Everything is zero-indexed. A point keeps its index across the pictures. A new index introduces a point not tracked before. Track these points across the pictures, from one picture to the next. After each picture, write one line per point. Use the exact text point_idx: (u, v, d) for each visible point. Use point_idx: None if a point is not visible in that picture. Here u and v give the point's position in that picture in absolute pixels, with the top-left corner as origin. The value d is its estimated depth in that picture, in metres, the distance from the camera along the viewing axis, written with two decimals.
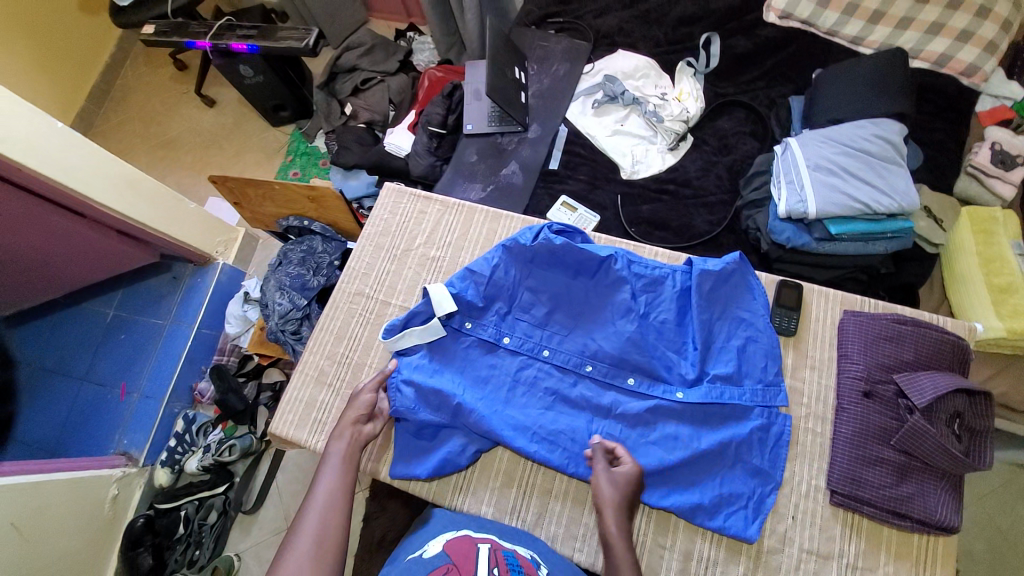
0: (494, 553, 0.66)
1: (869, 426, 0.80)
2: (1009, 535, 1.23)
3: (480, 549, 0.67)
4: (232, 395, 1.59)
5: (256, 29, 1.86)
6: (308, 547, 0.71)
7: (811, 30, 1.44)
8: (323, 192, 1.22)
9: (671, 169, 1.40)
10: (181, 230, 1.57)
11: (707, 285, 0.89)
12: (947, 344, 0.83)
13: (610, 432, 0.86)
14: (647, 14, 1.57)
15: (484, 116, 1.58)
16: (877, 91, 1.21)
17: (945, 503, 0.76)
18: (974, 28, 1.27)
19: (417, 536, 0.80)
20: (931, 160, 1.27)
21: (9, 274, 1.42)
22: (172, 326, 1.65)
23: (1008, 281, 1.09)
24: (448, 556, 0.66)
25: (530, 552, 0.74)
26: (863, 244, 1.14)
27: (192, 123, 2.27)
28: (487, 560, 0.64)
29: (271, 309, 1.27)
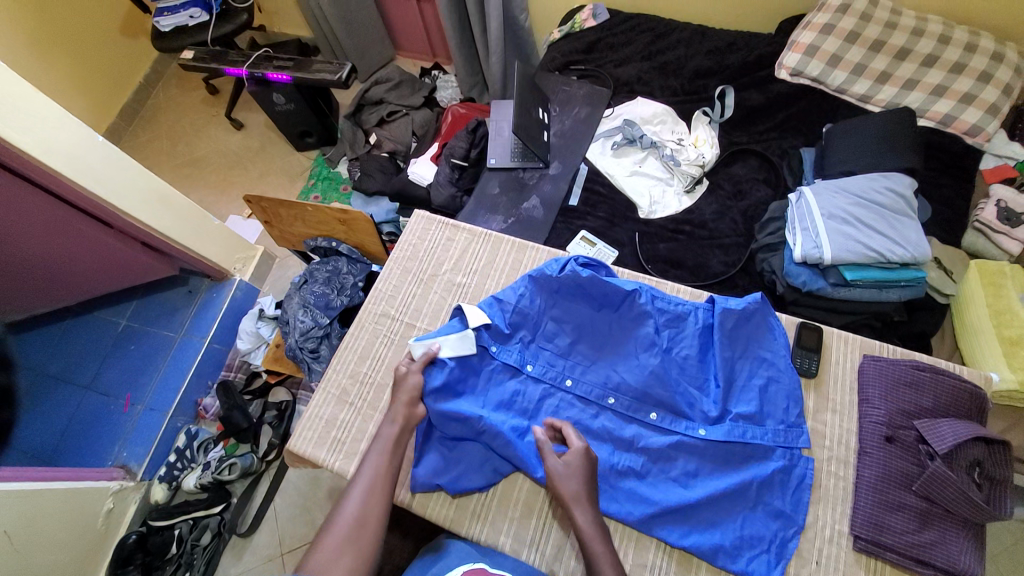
0: None
1: (892, 472, 0.80)
2: None
3: None
4: (236, 412, 1.57)
5: (292, 61, 1.96)
6: (350, 523, 0.71)
7: (821, 87, 1.50)
8: (354, 216, 1.26)
9: (687, 210, 1.45)
10: (204, 246, 1.60)
11: (729, 322, 0.91)
12: (967, 392, 0.84)
13: (631, 467, 0.85)
14: (665, 65, 1.67)
15: (508, 152, 1.64)
16: (886, 147, 1.27)
17: (972, 555, 0.75)
18: (977, 92, 1.35)
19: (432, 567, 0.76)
20: (938, 215, 1.32)
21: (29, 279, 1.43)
22: (183, 340, 1.66)
23: (1018, 334, 1.09)
24: None
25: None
26: (877, 291, 1.16)
27: (219, 144, 2.35)
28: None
29: (293, 325, 1.29)
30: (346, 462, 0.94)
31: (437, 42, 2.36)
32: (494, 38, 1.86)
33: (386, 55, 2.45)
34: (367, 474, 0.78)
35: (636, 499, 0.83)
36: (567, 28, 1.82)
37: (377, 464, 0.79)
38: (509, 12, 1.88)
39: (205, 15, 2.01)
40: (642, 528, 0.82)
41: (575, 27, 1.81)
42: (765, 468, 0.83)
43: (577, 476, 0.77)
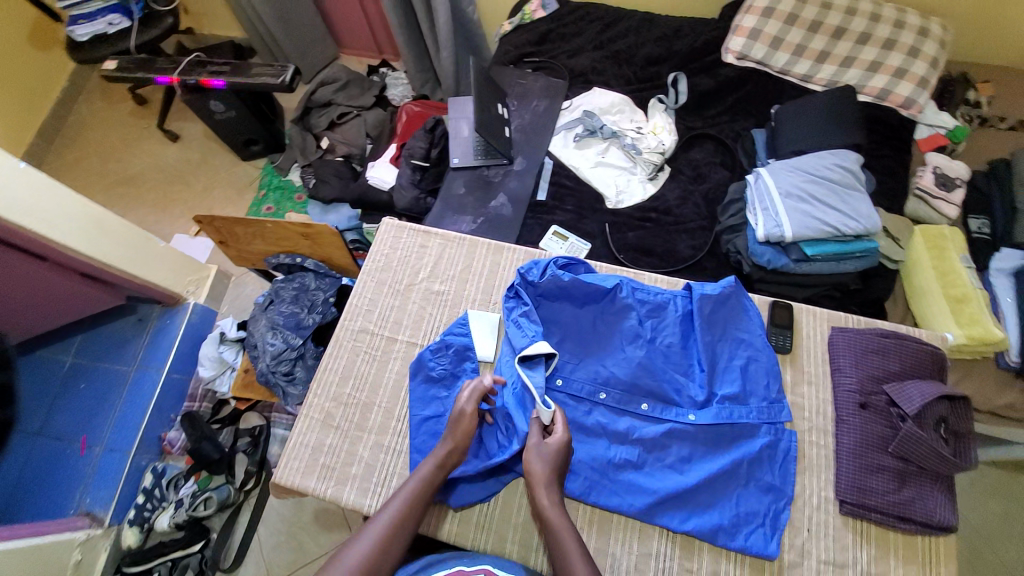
0: None
1: (868, 435, 0.86)
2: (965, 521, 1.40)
3: None
4: (207, 443, 1.47)
5: (228, 65, 1.83)
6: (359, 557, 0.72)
7: (766, 69, 1.56)
8: (318, 230, 1.21)
9: (652, 197, 1.47)
10: (151, 271, 1.48)
11: (707, 307, 0.94)
12: (927, 354, 0.91)
13: (628, 458, 0.87)
14: (617, 54, 1.68)
15: (470, 150, 1.61)
16: (832, 125, 1.34)
17: (942, 504, 0.82)
18: (907, 66, 1.44)
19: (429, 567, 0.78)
20: (882, 185, 1.41)
21: None
22: (138, 373, 1.54)
23: (963, 292, 1.21)
24: None
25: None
26: (836, 263, 1.23)
27: (155, 159, 2.18)
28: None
29: (263, 349, 1.22)
30: (338, 489, 0.90)
31: (382, 37, 2.27)
32: (443, 33, 1.82)
33: (329, 53, 2.33)
34: (390, 516, 0.77)
35: (637, 489, 0.85)
36: (517, 20, 1.80)
37: (404, 506, 0.78)
38: (456, 4, 1.83)
39: (126, 21, 1.85)
40: (644, 517, 0.84)
41: (525, 19, 1.79)
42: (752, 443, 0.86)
43: (547, 461, 0.81)
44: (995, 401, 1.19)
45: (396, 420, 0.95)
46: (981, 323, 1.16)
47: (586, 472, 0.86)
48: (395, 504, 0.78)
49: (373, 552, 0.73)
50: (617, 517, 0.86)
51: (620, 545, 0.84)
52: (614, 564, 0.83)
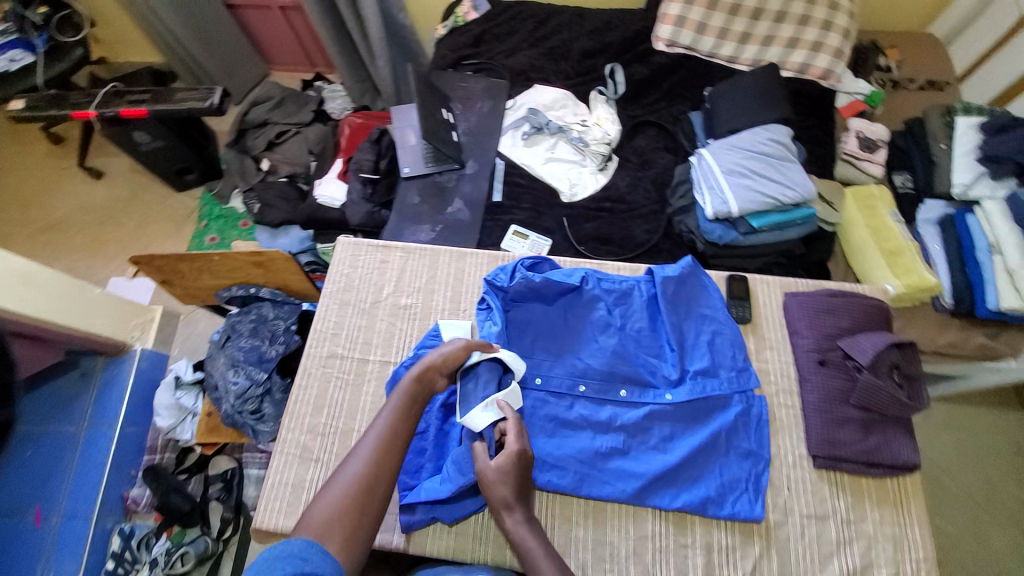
0: None
1: (831, 390, 0.92)
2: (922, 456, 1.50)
3: None
4: (175, 494, 1.40)
5: (149, 93, 1.71)
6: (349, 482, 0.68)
7: (694, 54, 1.63)
8: (270, 257, 1.15)
9: (604, 187, 1.50)
10: (90, 320, 1.37)
11: (670, 288, 0.98)
12: (873, 307, 0.97)
13: (615, 446, 0.88)
14: (553, 50, 1.70)
15: (420, 157, 1.59)
16: (762, 101, 1.41)
17: (902, 444, 0.88)
18: (822, 40, 1.54)
19: None
20: (813, 153, 1.51)
21: None
22: (90, 431, 1.42)
23: (897, 245, 1.31)
24: None
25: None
26: (781, 231, 1.30)
27: (78, 200, 2.02)
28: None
29: (227, 390, 1.16)
30: None
31: (312, 51, 2.19)
32: (377, 42, 1.78)
33: (258, 71, 2.24)
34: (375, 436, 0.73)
35: (627, 475, 0.87)
36: (451, 23, 1.79)
37: (388, 424, 0.74)
38: (387, 11, 1.79)
39: (30, 56, 1.69)
40: (636, 501, 0.86)
41: (458, 22, 1.79)
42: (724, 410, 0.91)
43: (507, 482, 0.75)
44: (936, 341, 1.30)
45: None
46: (916, 272, 1.26)
47: (575, 466, 0.87)
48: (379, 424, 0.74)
49: (364, 476, 0.68)
50: (611, 505, 0.88)
51: (617, 532, 0.86)
52: (614, 552, 0.85)
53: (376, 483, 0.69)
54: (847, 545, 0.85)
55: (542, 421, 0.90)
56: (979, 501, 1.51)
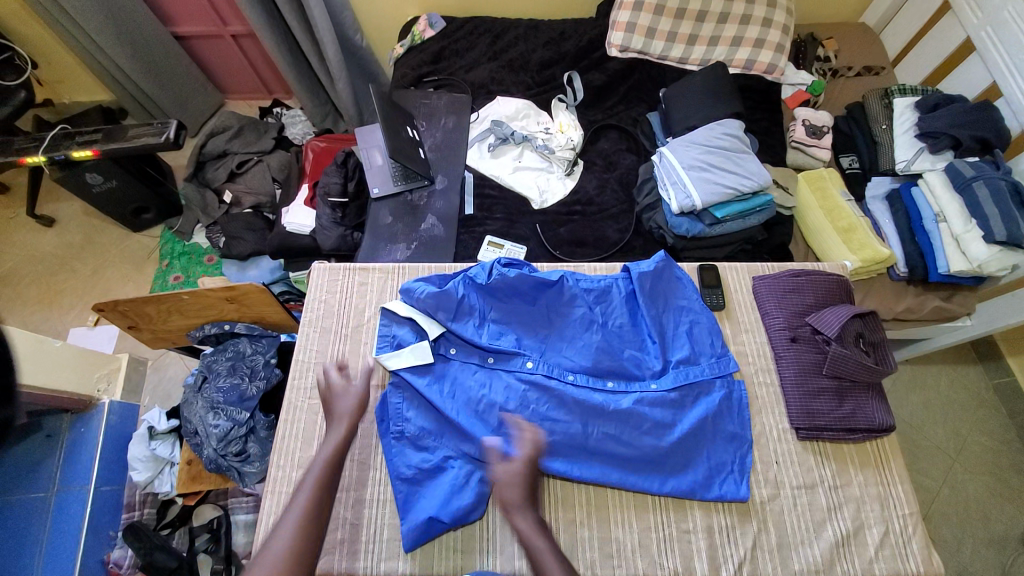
0: None
1: (805, 364, 0.96)
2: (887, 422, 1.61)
3: None
4: (161, 553, 1.33)
5: (100, 132, 1.65)
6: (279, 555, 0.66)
7: (647, 57, 1.70)
8: (243, 290, 1.12)
9: (573, 191, 1.54)
10: (53, 377, 1.30)
11: (646, 283, 1.01)
12: (834, 282, 1.04)
13: (607, 432, 0.89)
14: (511, 62, 1.74)
15: (388, 177, 1.59)
16: (715, 97, 1.48)
17: (877, 408, 0.93)
18: (763, 37, 1.64)
19: None
20: (765, 143, 1.60)
21: None
22: (61, 495, 1.35)
23: (848, 223, 1.39)
24: None
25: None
26: (743, 220, 1.36)
27: (27, 250, 1.92)
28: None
29: (207, 434, 1.12)
30: (328, 559, 0.85)
31: (269, 78, 2.17)
32: (335, 66, 1.78)
33: (213, 102, 2.19)
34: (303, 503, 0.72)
35: (619, 456, 0.89)
36: (408, 42, 1.81)
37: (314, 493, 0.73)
38: (342, 34, 1.80)
39: None
40: (627, 481, 0.88)
41: (416, 40, 1.80)
42: (702, 390, 0.95)
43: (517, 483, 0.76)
44: (895, 307, 1.38)
45: (374, 470, 0.92)
46: (870, 246, 1.35)
47: (566, 450, 0.89)
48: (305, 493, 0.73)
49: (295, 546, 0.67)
50: (612, 499, 0.89)
51: (622, 527, 0.87)
52: (619, 546, 0.86)
53: (305, 555, 0.67)
54: (837, 510, 0.89)
55: (533, 407, 0.91)
56: (950, 452, 1.61)
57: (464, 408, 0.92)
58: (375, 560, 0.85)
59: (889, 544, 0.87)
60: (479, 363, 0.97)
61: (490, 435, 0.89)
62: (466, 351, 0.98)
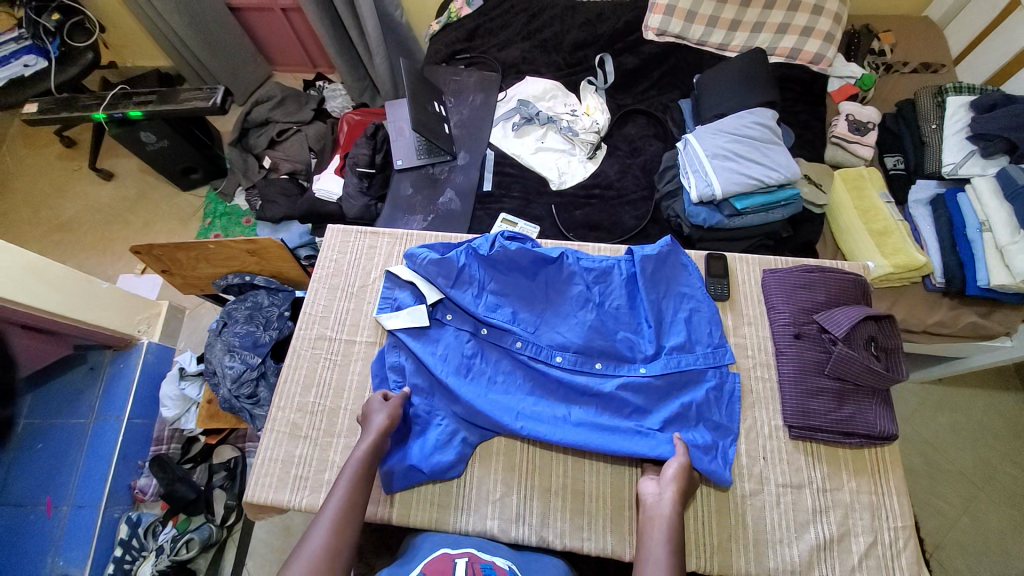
0: (471, 564, 0.73)
1: (806, 362, 0.93)
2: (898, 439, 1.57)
3: (458, 562, 0.73)
4: (181, 484, 1.45)
5: (154, 94, 1.76)
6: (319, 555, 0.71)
7: (684, 42, 1.64)
8: (263, 245, 1.19)
9: (593, 175, 1.53)
10: (98, 314, 1.42)
11: (648, 266, 0.99)
12: (850, 281, 0.99)
13: (588, 412, 0.93)
14: (544, 43, 1.73)
15: (413, 150, 1.63)
16: (750, 85, 1.41)
17: (880, 415, 0.89)
18: (812, 25, 1.55)
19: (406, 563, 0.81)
20: (801, 137, 1.52)
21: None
22: (98, 423, 1.49)
23: (885, 225, 1.30)
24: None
25: (509, 562, 0.80)
26: (765, 213, 1.30)
27: (89, 200, 2.10)
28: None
29: (223, 374, 1.21)
30: (313, 496, 0.91)
31: (313, 52, 2.25)
32: (373, 40, 1.82)
33: (261, 73, 2.30)
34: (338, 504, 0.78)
35: (595, 432, 0.90)
36: (444, 19, 1.84)
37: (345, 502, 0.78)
38: (382, 10, 1.83)
39: (43, 61, 1.77)
40: (608, 455, 0.88)
41: (452, 18, 1.83)
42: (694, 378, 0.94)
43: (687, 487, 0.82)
44: (926, 319, 1.30)
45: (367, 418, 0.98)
46: (904, 251, 1.26)
47: (548, 422, 0.92)
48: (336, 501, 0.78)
49: (330, 541, 0.73)
50: (590, 475, 0.91)
51: (595, 503, 0.89)
52: (591, 522, 0.88)
53: (337, 552, 0.73)
54: (823, 514, 0.87)
55: (518, 382, 0.96)
56: (975, 481, 1.50)
57: (452, 372, 0.95)
58: None
59: (875, 555, 0.84)
60: (472, 333, 1.00)
61: (475, 398, 0.92)
62: (462, 318, 1.00)
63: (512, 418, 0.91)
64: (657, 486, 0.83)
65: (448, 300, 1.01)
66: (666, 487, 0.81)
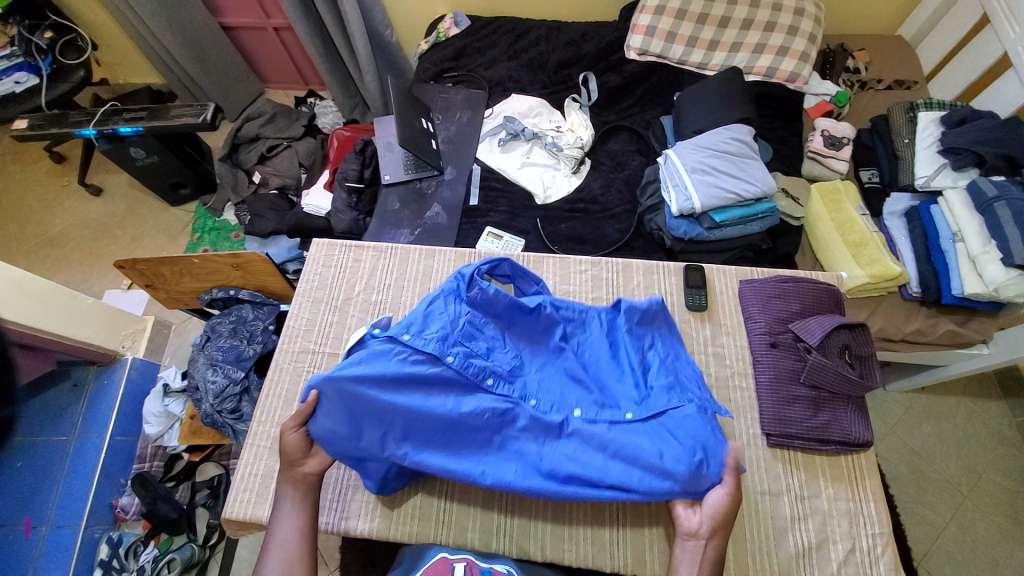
0: None
1: (782, 370, 0.95)
2: (882, 448, 1.58)
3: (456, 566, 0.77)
4: (162, 504, 1.42)
5: (145, 110, 1.77)
6: None
7: (665, 61, 1.68)
8: (246, 258, 1.20)
9: (578, 190, 1.56)
10: (83, 330, 1.42)
11: (630, 320, 0.99)
12: (824, 291, 1.02)
13: (568, 454, 0.86)
14: (530, 62, 1.77)
15: (401, 166, 1.66)
16: (728, 102, 1.46)
17: (855, 422, 0.91)
18: (788, 44, 1.60)
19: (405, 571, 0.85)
20: (779, 152, 1.56)
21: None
22: (80, 441, 1.47)
23: (860, 237, 1.34)
24: None
25: (507, 565, 0.83)
26: (744, 225, 1.33)
27: (76, 216, 2.09)
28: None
29: (205, 389, 1.21)
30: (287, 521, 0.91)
31: (305, 69, 2.29)
32: (363, 59, 1.86)
33: (253, 90, 2.33)
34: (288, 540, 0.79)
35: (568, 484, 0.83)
36: (432, 39, 1.87)
37: (295, 544, 0.79)
38: (372, 30, 1.88)
39: (35, 78, 1.79)
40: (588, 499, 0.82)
41: (440, 37, 1.87)
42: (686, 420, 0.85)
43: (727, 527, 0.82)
44: (904, 329, 1.32)
45: None
46: (879, 262, 1.30)
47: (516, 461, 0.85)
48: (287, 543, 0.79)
49: None
50: (571, 511, 0.92)
51: (575, 512, 0.92)
52: (572, 532, 0.91)
53: None
54: (802, 522, 0.88)
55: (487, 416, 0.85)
56: (961, 490, 1.51)
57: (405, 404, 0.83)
58: (337, 518, 0.93)
59: (853, 563, 0.85)
60: (432, 360, 0.87)
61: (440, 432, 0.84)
62: (418, 341, 0.87)
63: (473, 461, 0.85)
64: (698, 514, 0.82)
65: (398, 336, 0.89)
66: (699, 510, 0.83)
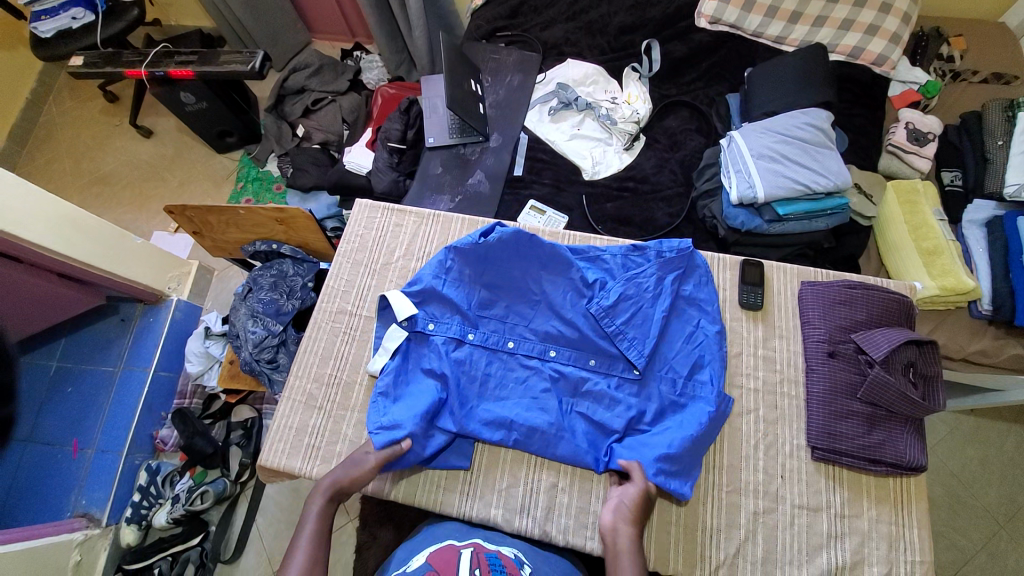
0: (477, 556, 0.69)
1: (838, 382, 0.91)
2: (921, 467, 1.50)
3: (463, 554, 0.70)
4: (199, 438, 1.50)
5: (195, 54, 1.76)
6: None
7: (739, 32, 1.55)
8: (292, 214, 1.21)
9: (628, 167, 1.47)
10: (133, 269, 1.47)
11: (673, 283, 0.97)
12: (894, 303, 0.95)
13: (584, 410, 0.93)
14: (590, 25, 1.65)
15: (445, 128, 1.60)
16: (805, 83, 1.33)
17: (911, 445, 0.86)
18: (879, 22, 1.43)
19: (416, 541, 0.84)
20: (855, 143, 1.42)
21: (8, 318, 1.30)
22: (124, 372, 1.54)
23: (935, 244, 1.23)
24: (431, 564, 0.68)
25: (515, 551, 0.80)
26: (808, 222, 1.24)
27: (128, 156, 2.15)
28: (468, 563, 0.67)
29: (246, 338, 1.25)
30: (322, 467, 0.96)
31: (354, 21, 2.23)
32: (414, 13, 1.77)
33: (301, 39, 2.29)
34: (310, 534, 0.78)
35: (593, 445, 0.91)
36: None
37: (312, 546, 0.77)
38: None
39: (90, 14, 1.81)
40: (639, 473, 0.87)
41: None
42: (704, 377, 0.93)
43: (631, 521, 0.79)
44: (967, 348, 1.22)
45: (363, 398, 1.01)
46: (952, 274, 1.19)
47: (542, 431, 0.91)
48: (307, 534, 0.78)
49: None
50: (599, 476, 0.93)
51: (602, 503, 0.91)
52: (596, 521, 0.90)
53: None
54: (838, 540, 0.85)
55: (497, 415, 0.93)
56: (999, 519, 1.43)
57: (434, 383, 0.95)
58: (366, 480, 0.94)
59: None
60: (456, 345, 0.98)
61: (457, 403, 0.94)
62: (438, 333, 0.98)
63: (499, 431, 0.92)
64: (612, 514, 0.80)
65: (433, 288, 1.00)
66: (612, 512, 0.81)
